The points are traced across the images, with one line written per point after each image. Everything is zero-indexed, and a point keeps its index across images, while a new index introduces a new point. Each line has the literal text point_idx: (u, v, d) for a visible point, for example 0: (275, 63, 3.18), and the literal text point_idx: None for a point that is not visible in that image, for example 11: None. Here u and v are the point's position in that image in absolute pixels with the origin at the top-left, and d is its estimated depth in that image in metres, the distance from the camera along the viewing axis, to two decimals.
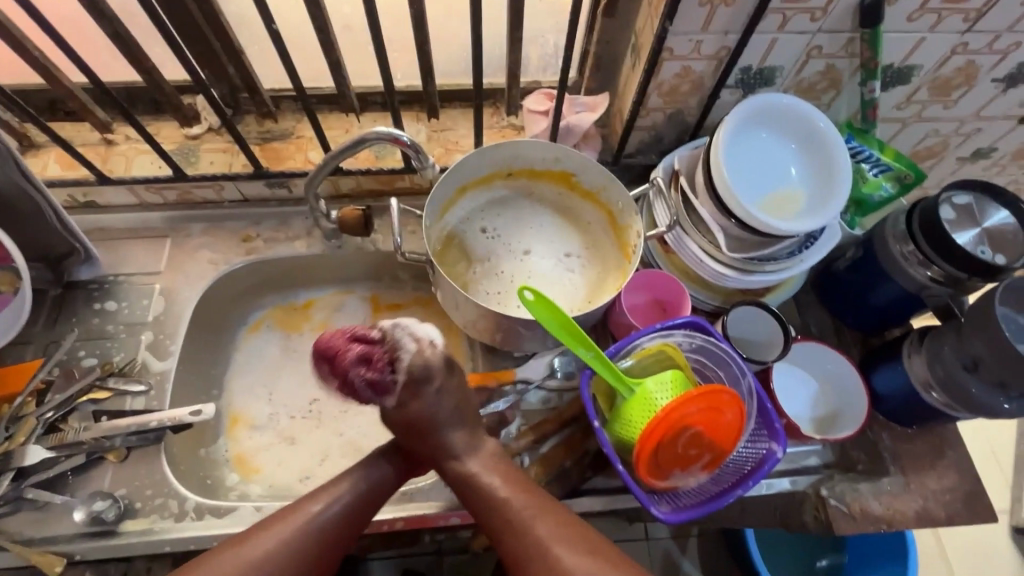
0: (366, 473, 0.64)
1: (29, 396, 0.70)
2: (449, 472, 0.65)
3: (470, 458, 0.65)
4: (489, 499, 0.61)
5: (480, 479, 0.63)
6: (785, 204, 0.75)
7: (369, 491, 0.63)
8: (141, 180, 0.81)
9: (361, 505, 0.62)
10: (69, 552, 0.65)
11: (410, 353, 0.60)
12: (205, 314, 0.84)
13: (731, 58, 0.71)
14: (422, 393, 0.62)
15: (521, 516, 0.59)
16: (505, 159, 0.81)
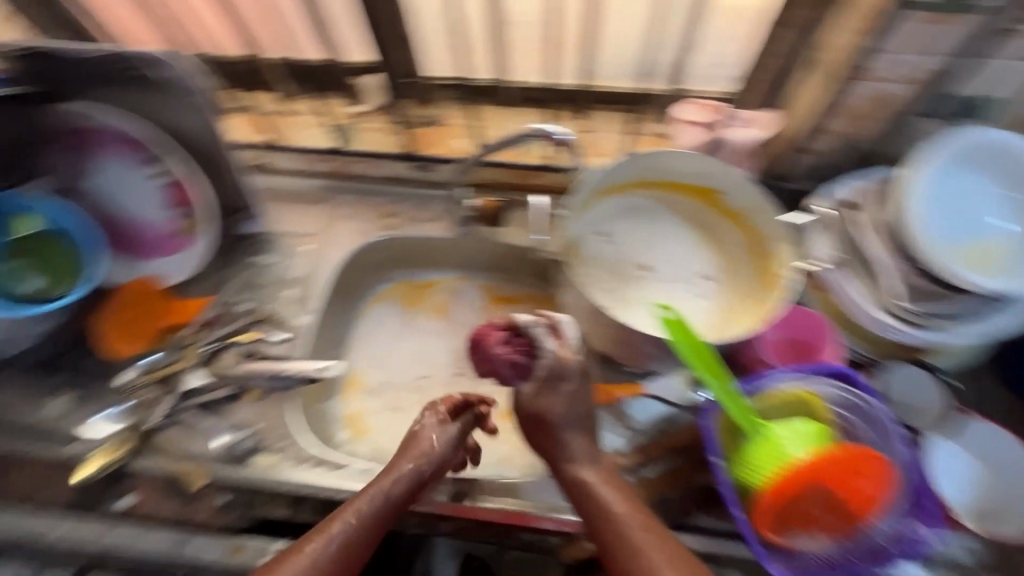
0: (354, 509, 0.59)
1: (192, 329, 0.79)
2: (565, 476, 0.64)
3: (583, 465, 0.63)
4: (602, 511, 0.59)
5: (595, 490, 0.61)
6: (994, 258, 0.65)
7: (357, 530, 0.58)
8: (305, 150, 0.92)
9: (355, 546, 0.57)
10: (211, 475, 0.71)
11: (551, 349, 0.67)
12: (342, 280, 0.90)
13: (934, 90, 0.64)
14: (557, 390, 0.66)
15: (633, 535, 0.55)
16: (650, 166, 0.77)
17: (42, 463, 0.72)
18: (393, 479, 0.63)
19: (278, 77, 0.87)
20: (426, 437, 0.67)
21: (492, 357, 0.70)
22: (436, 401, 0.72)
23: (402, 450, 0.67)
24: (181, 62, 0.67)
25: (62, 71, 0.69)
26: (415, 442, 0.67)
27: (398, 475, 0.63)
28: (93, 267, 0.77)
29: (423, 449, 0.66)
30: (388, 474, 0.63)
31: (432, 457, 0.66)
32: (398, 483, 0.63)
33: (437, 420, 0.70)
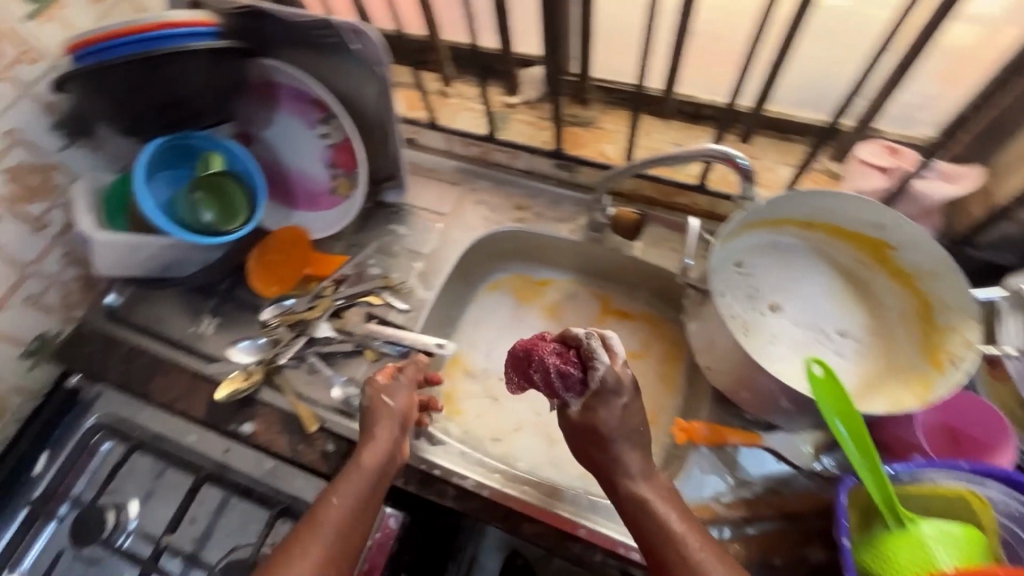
0: (339, 492, 0.60)
1: (330, 282, 0.85)
2: (618, 488, 0.61)
3: (639, 481, 0.60)
4: (662, 532, 0.56)
5: (653, 507, 0.58)
6: None
7: (344, 512, 0.58)
8: (458, 133, 0.93)
9: (348, 524, 0.58)
10: (323, 421, 0.76)
11: (602, 365, 0.60)
12: (465, 263, 0.92)
13: None
14: (609, 404, 0.61)
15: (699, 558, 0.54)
16: (816, 208, 0.72)
17: (187, 373, 0.81)
18: (367, 453, 0.63)
19: (444, 58, 0.90)
20: (386, 406, 0.67)
21: (538, 368, 0.63)
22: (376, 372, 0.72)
23: (367, 422, 0.67)
24: (380, 42, 0.74)
25: (264, 29, 0.77)
26: (375, 416, 0.67)
27: (370, 450, 0.64)
28: (251, 209, 0.83)
29: (386, 415, 0.66)
30: (359, 454, 0.63)
31: (394, 424, 0.66)
32: (369, 457, 0.63)
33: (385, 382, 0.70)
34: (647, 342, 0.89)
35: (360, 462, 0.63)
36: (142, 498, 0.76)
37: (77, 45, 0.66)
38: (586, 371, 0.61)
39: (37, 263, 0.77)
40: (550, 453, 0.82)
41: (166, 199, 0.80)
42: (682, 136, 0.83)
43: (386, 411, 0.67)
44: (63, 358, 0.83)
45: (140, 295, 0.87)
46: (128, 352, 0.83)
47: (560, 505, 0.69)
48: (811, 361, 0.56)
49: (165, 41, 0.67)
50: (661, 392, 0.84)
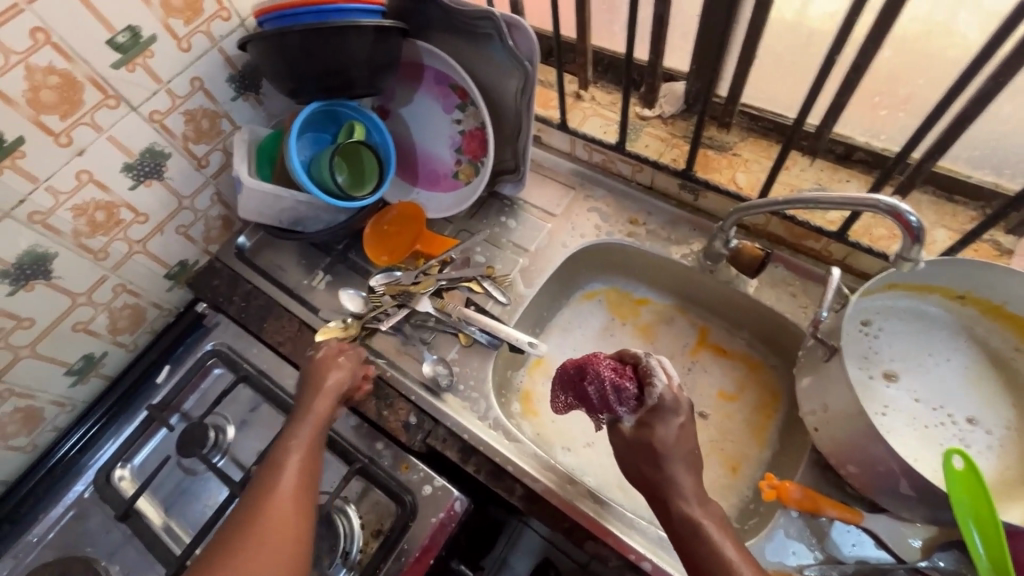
0: (292, 436, 0.66)
1: (437, 261, 0.87)
2: (668, 508, 0.57)
3: (696, 508, 0.56)
4: (715, 562, 0.52)
5: (707, 534, 0.54)
6: None
7: (299, 457, 0.65)
8: (586, 137, 0.90)
9: (303, 468, 0.64)
10: (409, 394, 0.79)
11: (661, 386, 0.60)
12: (567, 268, 0.91)
13: None
14: (668, 424, 0.60)
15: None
16: (974, 283, 0.64)
17: (296, 321, 0.87)
18: (313, 407, 0.69)
19: (588, 62, 0.89)
20: (335, 367, 0.73)
21: (590, 382, 0.63)
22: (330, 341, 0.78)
23: (314, 382, 0.72)
24: (533, 38, 0.75)
25: (423, 10, 0.80)
26: (318, 373, 0.72)
27: (315, 403, 0.69)
28: (380, 179, 0.87)
29: (335, 377, 0.72)
30: (304, 405, 0.69)
31: (342, 374, 0.73)
32: (314, 410, 0.69)
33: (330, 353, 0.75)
34: (742, 384, 0.84)
35: (309, 414, 0.69)
36: (237, 426, 0.83)
37: (265, 10, 0.71)
38: (643, 390, 0.61)
39: (192, 198, 0.86)
40: (619, 476, 0.80)
41: (307, 159, 0.86)
42: (829, 177, 0.78)
43: (337, 373, 0.72)
44: (197, 285, 0.92)
45: (267, 242, 0.95)
46: (250, 291, 0.90)
47: (628, 531, 0.67)
48: (951, 451, 0.51)
49: (337, 14, 0.71)
50: (750, 440, 0.79)
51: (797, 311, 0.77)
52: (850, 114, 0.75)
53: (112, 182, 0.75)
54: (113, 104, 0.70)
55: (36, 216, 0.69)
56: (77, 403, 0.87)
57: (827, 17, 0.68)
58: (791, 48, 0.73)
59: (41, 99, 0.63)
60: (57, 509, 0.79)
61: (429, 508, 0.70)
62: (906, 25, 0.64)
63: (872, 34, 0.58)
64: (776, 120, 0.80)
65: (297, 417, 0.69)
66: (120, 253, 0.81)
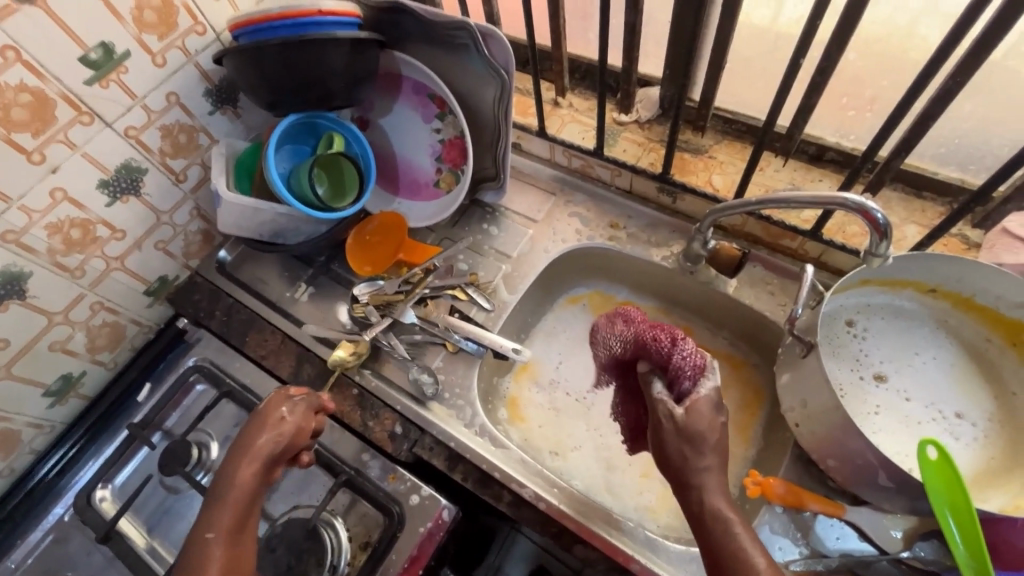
0: (215, 520, 0.58)
1: (420, 270, 0.87)
2: (704, 518, 0.51)
3: (739, 524, 0.50)
4: (726, 548, 0.49)
5: (747, 554, 0.48)
6: None
7: (223, 548, 0.57)
8: (565, 144, 0.91)
9: (227, 558, 0.57)
10: (394, 404, 0.79)
11: (713, 387, 0.57)
12: (550, 273, 0.92)
13: None
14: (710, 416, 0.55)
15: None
16: (945, 277, 0.66)
17: (279, 334, 0.87)
18: (237, 479, 0.61)
19: (564, 70, 0.91)
20: (267, 427, 0.64)
21: (674, 349, 0.61)
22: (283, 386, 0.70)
23: (242, 445, 0.63)
24: (509, 48, 0.76)
25: (399, 22, 0.80)
26: (251, 432, 0.64)
27: (240, 475, 0.61)
28: (361, 189, 0.87)
29: (267, 442, 0.63)
30: (229, 479, 0.61)
31: (277, 435, 0.64)
32: (240, 484, 0.60)
33: (269, 407, 0.66)
34: (726, 383, 0.85)
35: (233, 487, 0.60)
36: (221, 442, 0.82)
37: (241, 24, 0.71)
38: (697, 383, 0.58)
39: (170, 213, 0.85)
40: (607, 480, 0.80)
41: (287, 171, 0.85)
42: (803, 177, 0.79)
43: (269, 436, 0.63)
44: (177, 301, 0.91)
45: (249, 256, 0.94)
46: (232, 305, 0.90)
47: (615, 534, 0.68)
48: (927, 443, 0.52)
49: (312, 27, 0.71)
50: (735, 438, 0.80)
51: (776, 309, 0.78)
52: (820, 115, 0.76)
53: (87, 200, 0.74)
54: (87, 120, 0.69)
55: (10, 236, 0.68)
56: (56, 424, 0.85)
57: (793, 21, 0.70)
58: (761, 52, 0.75)
59: (12, 117, 0.63)
60: (37, 533, 0.77)
61: (418, 518, 0.70)
62: (869, 28, 0.66)
63: (835, 37, 0.60)
64: (749, 123, 0.82)
65: (219, 491, 0.60)
66: (97, 271, 0.80)
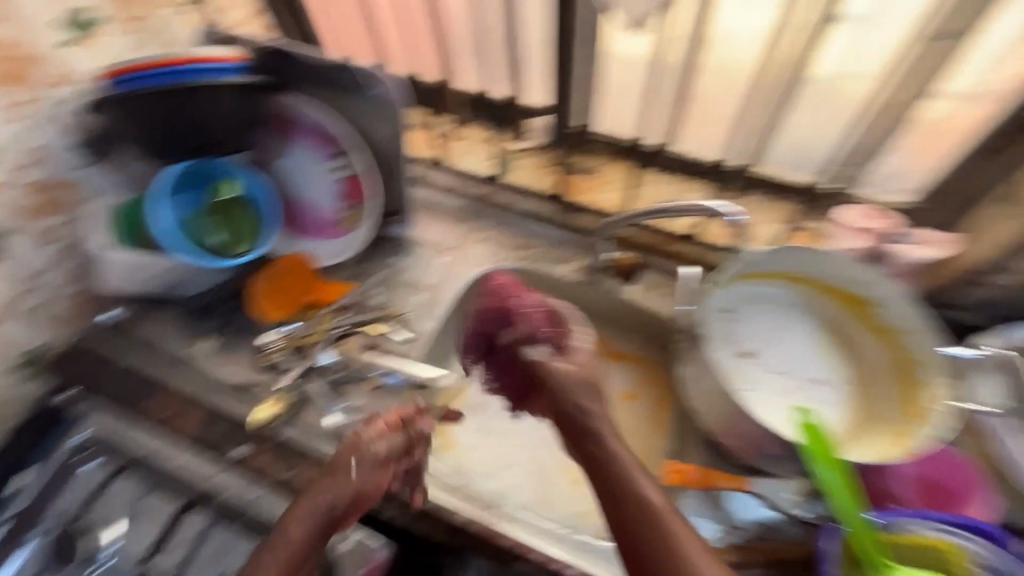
0: (266, 561, 0.59)
1: (331, 309, 0.86)
2: (609, 471, 0.58)
3: (634, 468, 0.57)
4: (626, 491, 0.55)
5: (642, 492, 0.54)
6: None
7: None
8: (463, 171, 0.99)
9: None
10: (316, 449, 0.76)
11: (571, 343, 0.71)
12: (466, 297, 0.94)
13: None
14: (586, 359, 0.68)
15: (693, 556, 0.49)
16: (805, 265, 0.75)
17: (183, 395, 0.81)
18: (291, 525, 0.61)
19: (458, 105, 0.95)
20: (340, 473, 0.66)
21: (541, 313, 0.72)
22: (378, 417, 0.73)
23: (314, 485, 0.66)
24: (402, 87, 0.78)
25: (290, 65, 0.80)
26: (328, 474, 0.66)
27: (297, 521, 0.62)
28: (262, 237, 0.87)
29: (334, 487, 0.65)
30: (295, 514, 0.62)
31: (354, 484, 0.66)
32: (294, 530, 0.61)
33: (356, 439, 0.69)
34: (640, 383, 0.90)
35: (292, 528, 0.61)
36: (129, 519, 0.74)
37: (108, 75, 0.69)
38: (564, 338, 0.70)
39: (41, 276, 0.78)
40: (541, 492, 0.82)
41: (178, 223, 0.82)
42: (681, 189, 0.88)
43: (340, 481, 0.65)
44: (55, 372, 0.82)
45: (143, 311, 0.87)
46: (121, 370, 0.81)
47: (551, 541, 0.70)
48: None
49: (197, 73, 0.69)
50: (654, 434, 0.85)
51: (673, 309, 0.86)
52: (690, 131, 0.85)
53: None
54: None
55: None
56: None
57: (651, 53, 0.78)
58: (630, 82, 0.81)
59: None
60: None
61: (352, 563, 0.68)
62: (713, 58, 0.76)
63: None
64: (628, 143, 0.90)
65: (278, 534, 0.61)
66: None
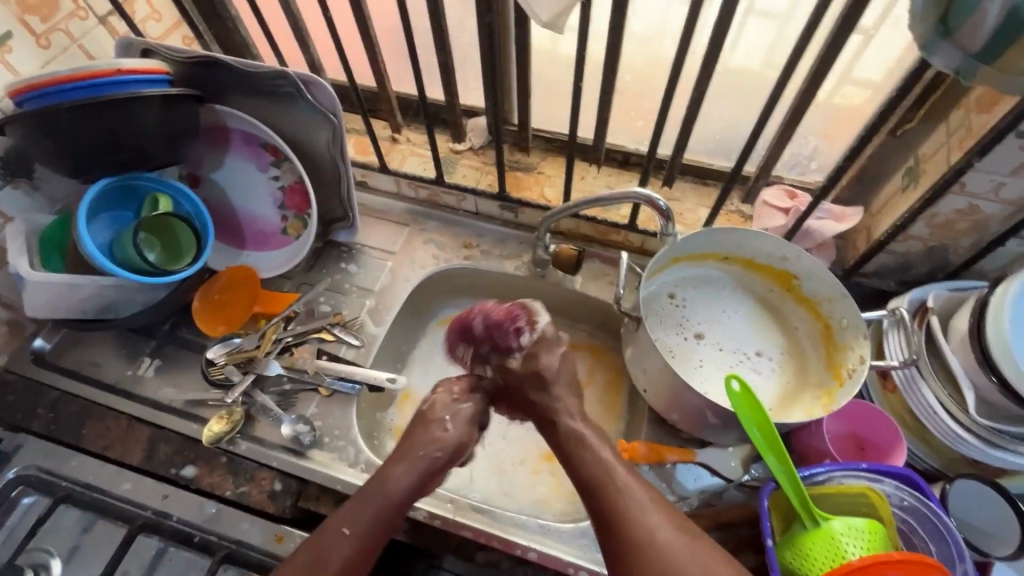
0: (362, 510, 0.63)
1: (279, 319, 0.85)
2: (576, 442, 0.68)
3: (591, 436, 0.68)
4: (585, 454, 0.66)
5: (596, 454, 0.66)
6: None
7: (360, 534, 0.61)
8: (408, 176, 0.95)
9: (359, 544, 0.61)
10: (268, 460, 0.76)
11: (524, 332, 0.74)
12: (416, 299, 0.94)
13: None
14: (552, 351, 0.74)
15: (632, 501, 0.60)
16: (731, 246, 0.79)
17: (123, 418, 0.79)
18: (391, 479, 0.66)
19: (394, 108, 0.95)
20: (435, 427, 0.71)
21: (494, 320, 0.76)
22: (450, 383, 0.77)
23: (410, 440, 0.70)
24: (332, 92, 0.78)
25: (216, 75, 0.79)
26: (420, 434, 0.71)
27: (398, 473, 0.66)
28: (199, 249, 0.82)
29: (433, 439, 0.70)
30: (396, 464, 0.67)
31: (443, 444, 0.70)
32: (394, 484, 0.65)
33: (450, 401, 0.74)
34: (591, 369, 0.93)
35: (388, 481, 0.65)
36: (66, 556, 0.72)
37: (14, 92, 0.66)
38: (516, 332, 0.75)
39: None
40: (500, 484, 0.84)
41: (108, 242, 0.79)
42: (615, 181, 0.92)
43: (438, 435, 0.71)
44: None
45: (76, 337, 0.84)
46: (58, 399, 0.80)
47: (508, 528, 0.71)
48: (732, 378, 0.62)
49: (113, 87, 0.67)
50: (605, 417, 0.89)
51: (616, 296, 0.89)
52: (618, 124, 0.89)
53: None
54: None
55: None
56: None
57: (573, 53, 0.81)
58: (559, 80, 0.86)
59: None
60: None
61: None
62: (632, 55, 0.80)
63: (607, 63, 0.71)
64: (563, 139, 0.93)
65: (373, 486, 0.65)
66: None
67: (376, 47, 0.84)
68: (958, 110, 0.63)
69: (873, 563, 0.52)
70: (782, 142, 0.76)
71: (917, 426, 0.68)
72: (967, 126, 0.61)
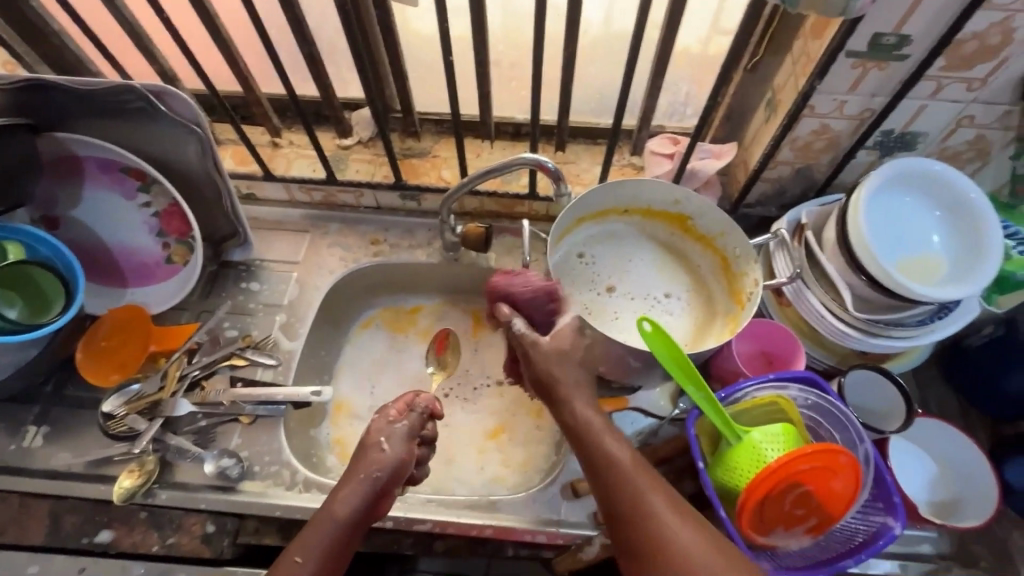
0: (317, 536, 0.56)
1: (181, 352, 0.78)
2: (581, 432, 0.58)
3: (590, 411, 0.60)
4: (581, 428, 0.59)
5: (595, 430, 0.58)
6: (931, 269, 0.70)
7: (318, 562, 0.55)
8: (298, 181, 0.90)
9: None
10: (196, 502, 0.71)
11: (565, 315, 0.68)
12: (330, 307, 0.91)
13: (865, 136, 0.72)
14: (563, 357, 0.63)
15: (638, 492, 0.53)
16: (626, 196, 0.82)
17: (15, 498, 0.73)
18: (338, 503, 0.58)
19: (268, 110, 0.89)
20: (371, 450, 0.62)
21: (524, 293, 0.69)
22: (385, 404, 0.67)
23: (349, 464, 0.62)
24: (192, 102, 0.70)
25: (49, 98, 0.70)
26: (356, 453, 0.62)
27: (344, 495, 0.59)
28: (69, 299, 0.73)
29: (373, 461, 0.61)
30: (349, 478, 0.60)
31: (383, 471, 0.60)
32: (342, 509, 0.58)
33: (385, 420, 0.65)
34: None
35: (339, 503, 0.58)
36: None
37: None
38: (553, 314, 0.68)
39: None
40: (450, 474, 0.83)
41: None
42: (510, 152, 0.92)
43: (374, 458, 0.61)
44: None
45: None
46: None
47: (462, 512, 0.71)
48: (643, 320, 0.64)
49: None
50: None
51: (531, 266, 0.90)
52: (502, 98, 0.89)
53: None
54: None
55: None
56: None
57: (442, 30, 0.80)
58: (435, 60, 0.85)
59: None
60: None
61: None
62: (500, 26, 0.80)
63: (476, 37, 0.71)
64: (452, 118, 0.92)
65: (325, 512, 0.58)
66: None
67: (232, 47, 0.78)
68: (796, 41, 0.69)
69: (790, 461, 0.56)
70: (654, 91, 0.79)
71: (809, 330, 0.76)
72: (805, 51, 0.66)
